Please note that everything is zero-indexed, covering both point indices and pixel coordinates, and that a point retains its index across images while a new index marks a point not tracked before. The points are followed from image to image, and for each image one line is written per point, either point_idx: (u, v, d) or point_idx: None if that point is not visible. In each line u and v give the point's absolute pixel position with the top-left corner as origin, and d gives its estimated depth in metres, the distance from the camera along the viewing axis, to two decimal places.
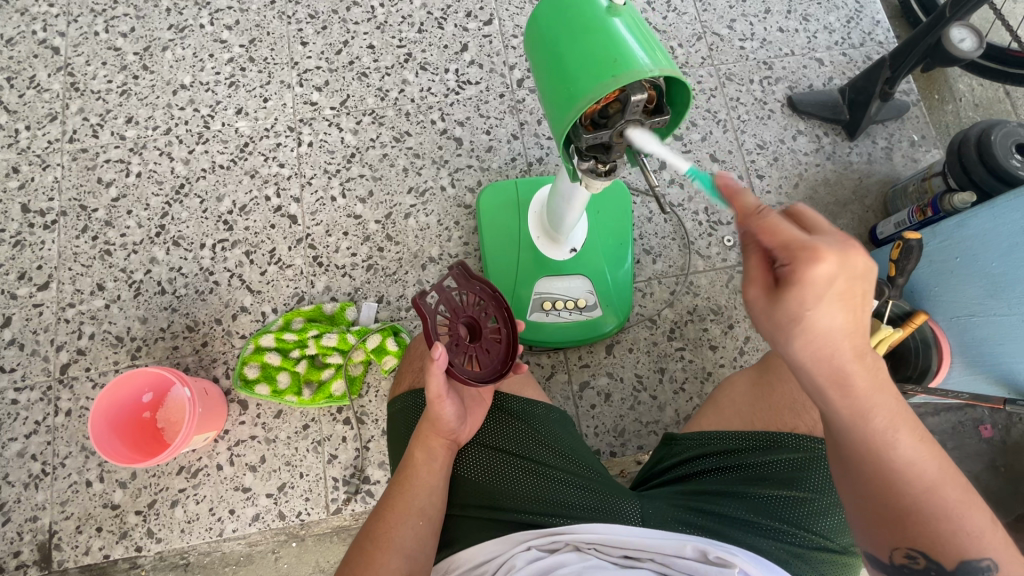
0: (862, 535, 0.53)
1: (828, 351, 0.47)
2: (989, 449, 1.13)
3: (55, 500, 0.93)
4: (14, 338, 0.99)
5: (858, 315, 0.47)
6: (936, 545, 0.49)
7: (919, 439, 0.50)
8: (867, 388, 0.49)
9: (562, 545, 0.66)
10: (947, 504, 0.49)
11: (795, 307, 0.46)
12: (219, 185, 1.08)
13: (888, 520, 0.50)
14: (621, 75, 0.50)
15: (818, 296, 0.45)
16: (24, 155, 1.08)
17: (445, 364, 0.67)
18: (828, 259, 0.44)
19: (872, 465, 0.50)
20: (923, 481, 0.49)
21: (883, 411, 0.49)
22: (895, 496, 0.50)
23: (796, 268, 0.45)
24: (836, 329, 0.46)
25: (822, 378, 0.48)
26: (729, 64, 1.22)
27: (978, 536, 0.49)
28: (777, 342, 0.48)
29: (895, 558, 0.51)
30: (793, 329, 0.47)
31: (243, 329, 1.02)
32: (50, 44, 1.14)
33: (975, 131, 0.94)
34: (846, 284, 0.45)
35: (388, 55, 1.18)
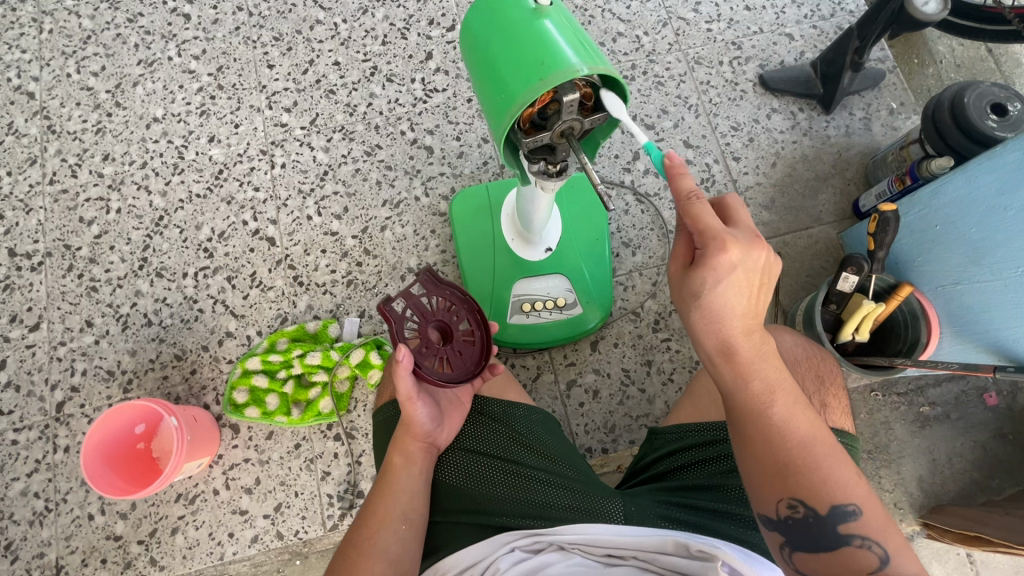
0: (753, 494, 0.57)
1: (722, 324, 0.56)
2: (995, 418, 1.10)
3: (60, 536, 0.95)
4: (10, 380, 1.01)
5: (752, 296, 0.55)
6: (813, 494, 0.54)
7: (795, 402, 0.57)
8: (751, 357, 0.57)
9: (546, 545, 0.66)
10: (818, 457, 0.55)
11: (698, 284, 0.55)
12: (198, 214, 1.10)
13: (773, 473, 0.55)
14: (549, 78, 0.50)
15: (719, 278, 0.54)
16: (8, 200, 1.10)
17: (410, 364, 0.68)
18: (731, 249, 0.53)
19: (757, 425, 0.56)
20: (799, 437, 0.55)
21: (763, 375, 0.57)
22: (776, 451, 0.55)
23: (706, 252, 0.54)
24: (732, 307, 0.55)
25: (715, 344, 0.57)
26: (697, 47, 1.20)
27: (847, 486, 0.55)
28: (682, 311, 0.57)
29: (780, 511, 0.55)
30: (694, 303, 0.55)
31: (230, 354, 1.03)
32: (25, 90, 1.16)
33: (948, 94, 0.92)
34: (746, 273, 0.54)
35: (353, 70, 1.18)
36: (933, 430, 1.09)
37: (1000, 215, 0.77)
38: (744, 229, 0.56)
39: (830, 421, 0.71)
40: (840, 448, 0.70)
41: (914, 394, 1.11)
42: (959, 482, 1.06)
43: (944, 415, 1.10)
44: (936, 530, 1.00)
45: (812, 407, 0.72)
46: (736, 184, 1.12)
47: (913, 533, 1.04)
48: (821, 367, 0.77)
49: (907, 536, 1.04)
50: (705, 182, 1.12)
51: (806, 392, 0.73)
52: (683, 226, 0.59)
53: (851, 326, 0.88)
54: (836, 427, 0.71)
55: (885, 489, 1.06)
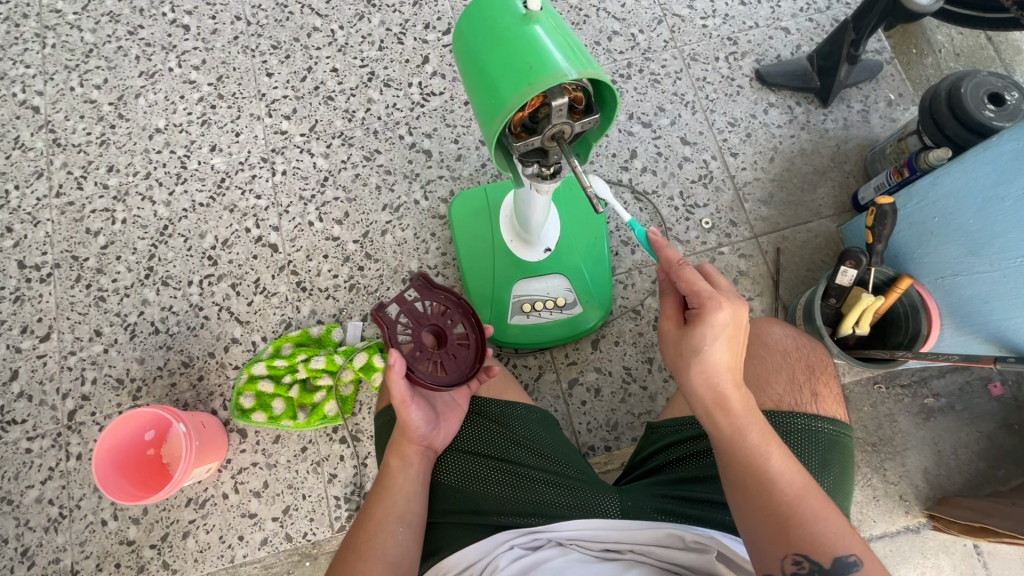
0: (756, 552, 0.56)
1: (717, 377, 0.60)
2: (1001, 408, 1.09)
3: (74, 542, 0.97)
4: (22, 390, 1.03)
5: (738, 353, 0.61)
6: (814, 547, 0.53)
7: (786, 455, 0.59)
8: (744, 410, 0.60)
9: (544, 542, 0.67)
10: (814, 510, 0.55)
11: (697, 339, 0.60)
12: (201, 223, 1.11)
13: (774, 525, 0.55)
14: (538, 82, 0.50)
15: (714, 333, 0.59)
16: (16, 214, 1.12)
17: (403, 370, 0.68)
18: (725, 305, 0.59)
19: (751, 475, 0.57)
20: (794, 488, 0.56)
21: (757, 427, 0.59)
22: (775, 501, 0.56)
23: (702, 311, 0.60)
24: (725, 361, 0.60)
25: (710, 397, 0.60)
26: (692, 44, 1.20)
27: (847, 539, 0.54)
28: (678, 368, 0.62)
29: (785, 567, 0.54)
30: (693, 356, 0.60)
31: (235, 360, 1.04)
32: (30, 104, 1.18)
33: (945, 85, 0.92)
34: (735, 330, 0.60)
35: (351, 76, 1.19)
36: (938, 421, 1.09)
37: (996, 205, 0.78)
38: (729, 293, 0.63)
39: (821, 410, 0.72)
40: (832, 437, 0.70)
41: (918, 386, 1.10)
42: (965, 473, 1.06)
43: (948, 407, 1.09)
44: (942, 521, 1.00)
45: (802, 398, 0.72)
46: (734, 180, 1.12)
47: (919, 525, 1.04)
48: (812, 360, 0.76)
49: (913, 528, 1.04)
50: (703, 179, 1.12)
51: (795, 383, 0.74)
52: (671, 292, 0.66)
53: (851, 319, 0.89)
54: (827, 415, 0.71)
55: (891, 482, 1.06)
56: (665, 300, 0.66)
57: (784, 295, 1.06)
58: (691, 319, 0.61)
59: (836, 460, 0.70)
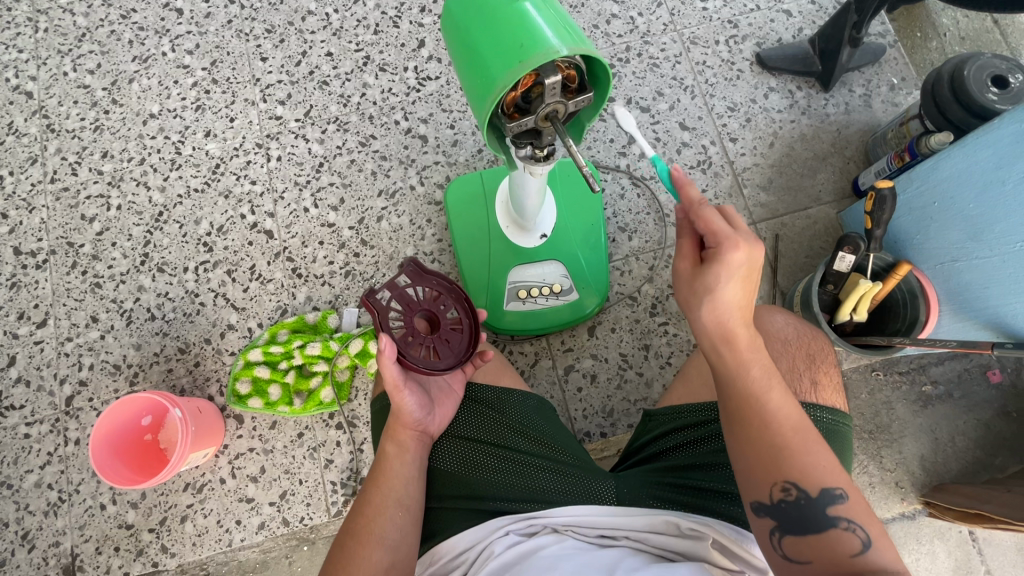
0: (746, 481, 0.58)
1: (727, 315, 0.59)
2: (999, 396, 1.09)
3: (74, 525, 0.98)
4: (20, 376, 1.03)
5: (750, 290, 0.59)
6: (802, 477, 0.55)
7: (785, 392, 0.59)
8: (750, 346, 0.59)
9: (540, 528, 0.68)
10: (807, 443, 0.56)
11: (711, 278, 0.58)
12: (196, 209, 1.11)
13: (766, 458, 0.56)
14: (529, 59, 0.49)
15: (730, 273, 0.57)
16: (11, 200, 1.12)
17: (395, 354, 0.68)
18: (741, 246, 0.57)
19: (751, 409, 0.58)
20: (790, 423, 0.57)
21: (760, 364, 0.59)
22: (770, 436, 0.57)
23: (720, 251, 0.58)
24: (737, 300, 0.59)
25: (717, 334, 0.59)
26: (692, 27, 1.18)
27: (833, 473, 0.56)
28: (690, 304, 0.60)
29: (773, 495, 0.56)
30: (706, 296, 0.59)
31: (232, 347, 1.04)
32: (23, 89, 1.17)
33: (948, 67, 0.90)
34: (750, 269, 0.58)
35: (346, 60, 1.18)
36: (936, 408, 1.09)
37: (998, 188, 0.76)
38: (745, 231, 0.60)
39: (820, 400, 0.71)
40: (829, 425, 0.70)
41: (916, 373, 1.10)
42: (961, 460, 1.06)
43: (946, 394, 1.09)
44: (938, 508, 1.00)
45: (802, 386, 0.72)
46: (733, 166, 1.11)
47: (915, 512, 1.04)
48: (810, 348, 0.76)
49: (908, 514, 1.04)
50: (702, 164, 1.11)
51: (795, 371, 0.73)
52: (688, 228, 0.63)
53: (849, 306, 0.88)
54: (825, 404, 0.71)
55: (887, 469, 1.06)
56: (681, 237, 0.63)
57: (782, 282, 1.06)
58: (707, 257, 0.59)
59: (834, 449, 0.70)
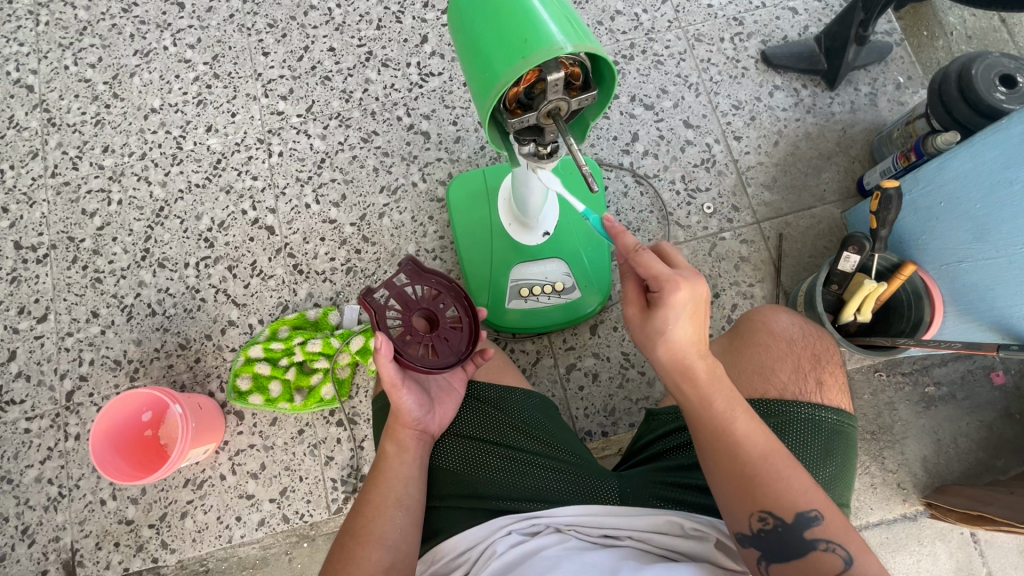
0: (725, 512, 0.57)
1: (680, 353, 0.59)
2: (1002, 397, 1.08)
3: (74, 521, 0.98)
4: (20, 370, 1.03)
5: (699, 325, 0.60)
6: (779, 504, 0.55)
7: (752, 419, 0.59)
8: (710, 378, 0.59)
9: (543, 527, 0.68)
10: (779, 469, 0.56)
11: (659, 320, 0.59)
12: (197, 204, 1.10)
13: (740, 487, 0.56)
14: (532, 55, 0.49)
15: (675, 313, 0.58)
16: (12, 194, 1.11)
17: (391, 353, 0.68)
18: (682, 284, 0.58)
19: (720, 442, 0.57)
20: (759, 449, 0.57)
21: (722, 394, 0.59)
22: (741, 465, 0.56)
23: (662, 291, 0.59)
24: (688, 337, 0.59)
25: (675, 371, 0.60)
26: (697, 24, 1.17)
27: (809, 494, 0.55)
28: (647, 348, 0.62)
29: (751, 524, 0.56)
30: (658, 337, 0.60)
31: (232, 343, 1.04)
32: (23, 83, 1.17)
33: (955, 66, 0.89)
34: (695, 306, 0.59)
35: (349, 56, 1.17)
36: (939, 410, 1.08)
37: (1005, 189, 0.76)
38: (684, 268, 0.61)
39: (825, 400, 0.71)
40: (834, 427, 0.70)
41: (919, 374, 1.10)
42: (964, 462, 1.06)
43: (949, 396, 1.08)
44: (940, 509, 1.00)
45: (807, 386, 0.71)
46: (737, 164, 1.10)
47: (917, 513, 1.04)
48: (815, 348, 0.76)
49: (910, 516, 1.04)
50: (705, 162, 1.10)
51: (800, 371, 0.73)
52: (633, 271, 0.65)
53: (853, 306, 0.87)
54: (831, 405, 0.71)
55: (889, 470, 1.06)
56: (627, 284, 0.64)
57: (786, 281, 1.05)
58: (652, 299, 0.60)
59: (839, 451, 0.69)
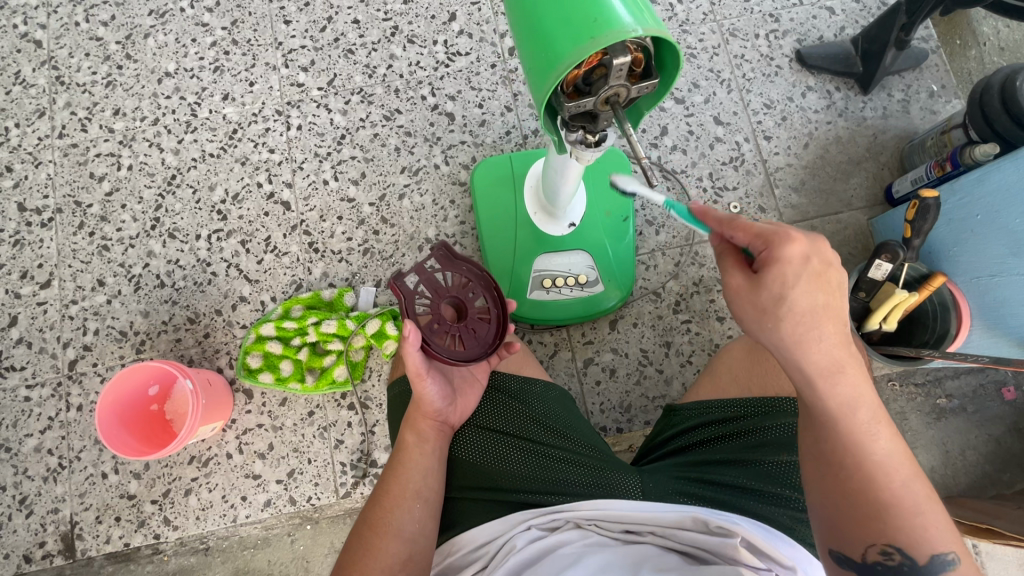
0: (841, 534, 0.53)
1: (814, 343, 0.50)
2: (1012, 412, 1.09)
3: (74, 493, 0.95)
4: (21, 337, 1.00)
5: (834, 307, 0.51)
6: (908, 537, 0.50)
7: (886, 432, 0.52)
8: (849, 382, 0.52)
9: (562, 522, 0.66)
10: (915, 498, 0.51)
11: (784, 296, 0.50)
12: (211, 174, 1.07)
13: (867, 515, 0.51)
14: (600, 37, 0.46)
15: (800, 278, 0.49)
16: (16, 153, 1.07)
17: (419, 342, 0.66)
18: (799, 240, 0.49)
19: (853, 460, 0.51)
20: (895, 473, 0.51)
21: (863, 407, 0.51)
22: (871, 489, 0.51)
23: (777, 253, 0.49)
24: (819, 315, 0.50)
25: (813, 371, 0.51)
26: (732, 19, 1.15)
27: (939, 524, 0.51)
28: (764, 327, 0.51)
29: (871, 553, 0.51)
30: (777, 312, 0.50)
31: (243, 320, 1.01)
32: (31, 38, 1.12)
33: (999, 77, 0.87)
34: (824, 274, 0.50)
35: (373, 29, 1.13)
36: (949, 421, 1.08)
37: None
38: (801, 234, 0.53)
39: None
40: None
41: (932, 385, 1.09)
42: (970, 474, 1.06)
43: (960, 408, 1.09)
44: None
45: None
46: (766, 164, 1.09)
47: None
48: None
49: None
50: (734, 161, 1.09)
51: None
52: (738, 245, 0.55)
53: (880, 315, 0.86)
54: None
55: None
56: (727, 251, 0.54)
57: None
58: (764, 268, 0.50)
59: None
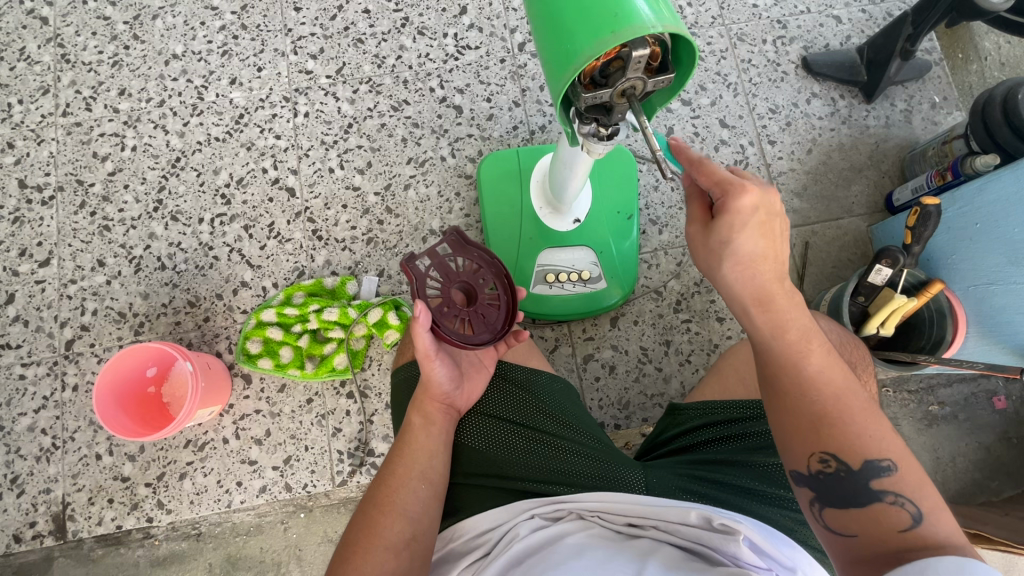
0: (782, 449, 0.55)
1: (750, 271, 0.55)
2: (1002, 421, 1.10)
3: (67, 473, 0.94)
4: (18, 315, 0.99)
5: (773, 240, 0.55)
6: (846, 448, 0.51)
7: (828, 357, 0.55)
8: (786, 305, 0.56)
9: (566, 513, 0.66)
10: (855, 415, 0.52)
11: (722, 230, 0.55)
12: (216, 158, 1.06)
13: (804, 428, 0.53)
14: (620, 31, 0.47)
15: (739, 219, 0.54)
16: (19, 129, 1.06)
17: (429, 323, 0.66)
18: (750, 190, 0.53)
19: (787, 378, 0.54)
20: (832, 390, 0.53)
21: (796, 328, 0.55)
22: (808, 406, 0.53)
23: (724, 198, 0.54)
24: (757, 250, 0.55)
25: (749, 296, 0.56)
26: (740, 23, 1.16)
27: (882, 442, 0.51)
28: (712, 268, 0.57)
29: (811, 465, 0.53)
30: (721, 252, 0.55)
31: (244, 305, 1.01)
32: (38, 14, 1.11)
33: (1001, 89, 0.89)
34: (766, 215, 0.54)
35: (384, 19, 1.13)
36: (941, 428, 1.10)
37: None
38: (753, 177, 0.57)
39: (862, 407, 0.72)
40: None
41: (925, 393, 1.11)
42: (960, 481, 1.08)
43: (952, 416, 1.10)
44: None
45: None
46: (770, 169, 1.10)
47: None
48: (852, 354, 0.76)
49: None
50: (738, 164, 1.10)
51: None
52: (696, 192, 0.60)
53: (877, 320, 0.87)
54: None
55: None
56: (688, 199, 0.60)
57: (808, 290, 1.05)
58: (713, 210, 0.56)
59: None
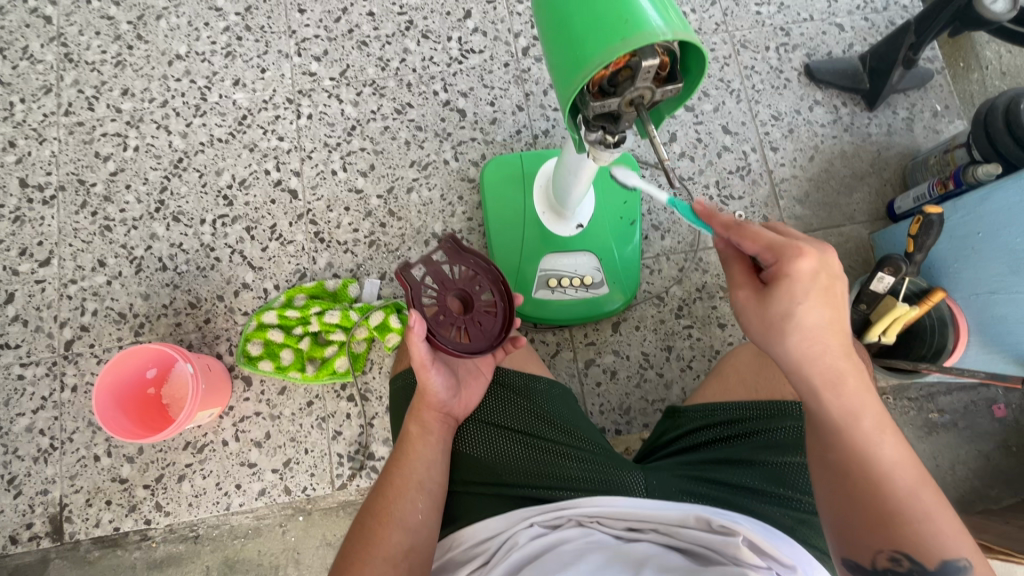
0: (848, 541, 0.53)
1: (816, 347, 0.52)
2: (1002, 429, 1.11)
3: (64, 474, 0.94)
4: (17, 314, 0.99)
5: (838, 314, 0.52)
6: (918, 546, 0.49)
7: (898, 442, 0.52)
8: (855, 387, 0.53)
9: (566, 520, 0.65)
10: (930, 509, 0.50)
11: (786, 302, 0.52)
12: (218, 159, 1.06)
13: (874, 521, 0.51)
14: (630, 39, 0.47)
15: (803, 288, 0.51)
16: (20, 128, 1.06)
17: (424, 333, 0.66)
18: (807, 253, 0.51)
19: (858, 467, 0.51)
20: (906, 481, 0.51)
21: (868, 412, 0.52)
22: (880, 500, 0.50)
23: (783, 265, 0.52)
24: (823, 323, 0.52)
25: (818, 375, 0.52)
26: (743, 30, 1.16)
27: (955, 540, 0.50)
28: (772, 341, 0.54)
29: (879, 561, 0.51)
30: (784, 324, 0.52)
31: (245, 306, 1.01)
32: (41, 13, 1.11)
33: (1003, 100, 0.88)
34: (828, 282, 0.52)
35: (388, 22, 1.13)
36: (941, 436, 1.10)
37: None
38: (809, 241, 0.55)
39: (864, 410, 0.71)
40: None
41: (925, 400, 1.11)
42: (959, 489, 1.08)
43: (952, 424, 1.10)
44: None
45: None
46: (772, 175, 1.10)
47: None
48: None
49: None
50: (740, 170, 1.10)
51: None
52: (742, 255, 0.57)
53: (879, 327, 0.87)
54: None
55: None
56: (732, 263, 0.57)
57: None
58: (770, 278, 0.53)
59: None
